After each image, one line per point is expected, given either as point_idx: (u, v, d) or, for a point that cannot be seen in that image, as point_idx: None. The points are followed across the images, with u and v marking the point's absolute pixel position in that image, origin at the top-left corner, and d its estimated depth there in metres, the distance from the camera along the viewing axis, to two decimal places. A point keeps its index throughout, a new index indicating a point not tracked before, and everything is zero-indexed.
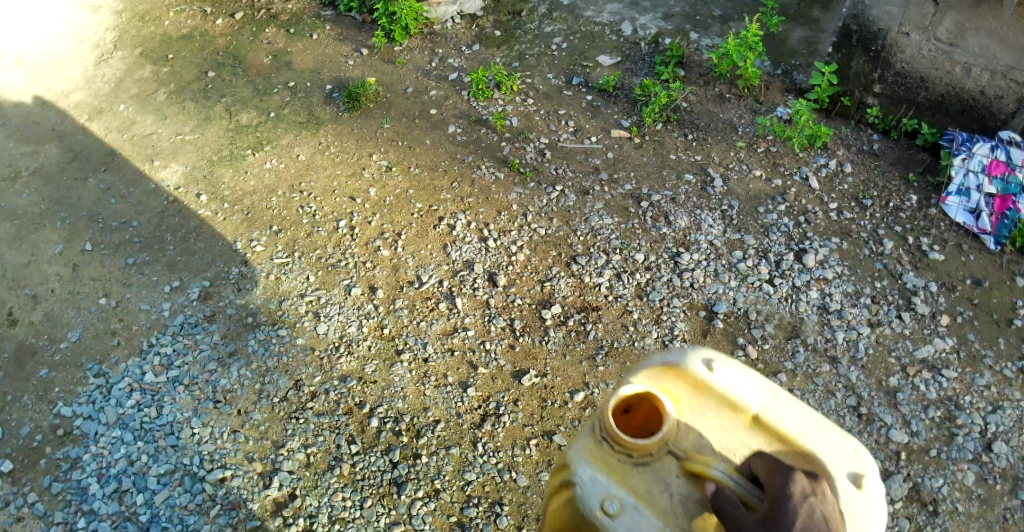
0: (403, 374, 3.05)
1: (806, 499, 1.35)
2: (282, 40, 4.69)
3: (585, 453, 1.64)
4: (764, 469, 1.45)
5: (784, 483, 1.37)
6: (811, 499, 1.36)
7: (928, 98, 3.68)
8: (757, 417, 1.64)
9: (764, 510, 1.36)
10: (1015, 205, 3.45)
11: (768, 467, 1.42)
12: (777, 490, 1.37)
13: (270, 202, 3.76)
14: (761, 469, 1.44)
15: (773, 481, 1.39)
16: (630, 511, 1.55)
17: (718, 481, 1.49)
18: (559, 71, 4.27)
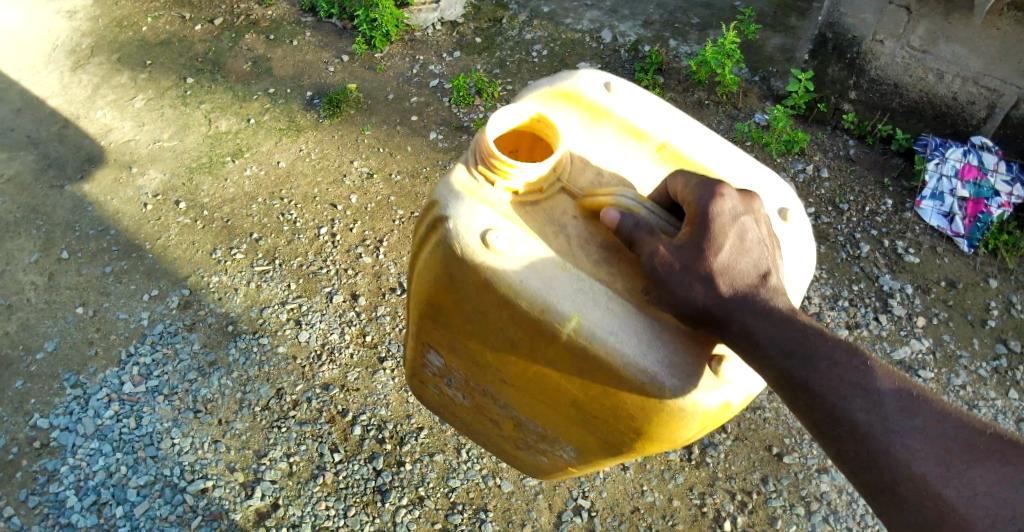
0: (386, 381, 3.04)
1: (735, 217, 1.37)
2: (262, 47, 4.66)
3: (472, 187, 1.52)
4: (684, 188, 1.46)
5: (706, 197, 1.39)
6: (741, 218, 1.38)
7: (902, 104, 3.75)
8: (664, 146, 1.73)
9: (684, 234, 1.35)
10: (987, 208, 3.55)
11: (690, 187, 1.44)
12: (701, 205, 1.38)
13: (250, 209, 3.73)
14: (685, 187, 1.45)
15: (693, 200, 1.40)
16: (515, 243, 1.45)
17: (626, 206, 1.47)
18: (540, 78, 4.28)
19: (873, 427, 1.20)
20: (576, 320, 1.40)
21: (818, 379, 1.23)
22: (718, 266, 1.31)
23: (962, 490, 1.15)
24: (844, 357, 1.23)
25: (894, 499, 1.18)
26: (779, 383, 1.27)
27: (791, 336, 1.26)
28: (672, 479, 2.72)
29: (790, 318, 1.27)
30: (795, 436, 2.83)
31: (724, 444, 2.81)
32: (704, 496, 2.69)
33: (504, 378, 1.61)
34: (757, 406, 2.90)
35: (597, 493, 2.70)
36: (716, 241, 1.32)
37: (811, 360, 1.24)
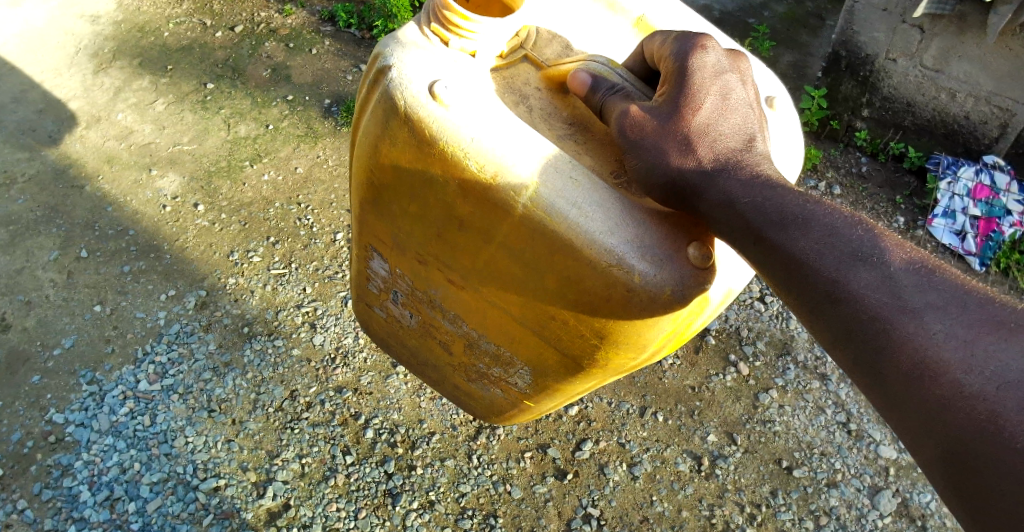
0: (398, 385, 3.07)
1: (718, 72, 1.30)
2: (282, 54, 4.74)
3: (421, 44, 1.42)
4: (660, 53, 1.41)
5: (683, 55, 1.33)
6: (724, 74, 1.31)
7: (914, 122, 3.79)
8: (639, 21, 1.72)
9: (664, 95, 1.30)
10: (999, 227, 3.63)
11: (665, 51, 1.38)
12: (677, 64, 1.33)
13: (267, 213, 3.79)
14: (661, 51, 1.39)
15: (669, 61, 1.35)
16: (473, 105, 1.35)
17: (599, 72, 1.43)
18: None
19: (879, 304, 1.05)
20: (536, 184, 1.30)
21: (810, 248, 1.10)
22: (690, 125, 1.24)
23: (983, 375, 0.97)
24: (846, 230, 1.10)
25: (900, 386, 1.03)
26: (766, 258, 1.15)
27: (780, 206, 1.15)
28: (681, 490, 2.74)
29: (774, 186, 1.18)
30: (805, 450, 2.84)
31: (733, 456, 2.82)
32: (714, 507, 2.70)
33: (457, 271, 1.49)
34: (767, 419, 2.92)
35: (607, 502, 2.71)
36: (687, 98, 1.27)
37: (802, 229, 1.12)
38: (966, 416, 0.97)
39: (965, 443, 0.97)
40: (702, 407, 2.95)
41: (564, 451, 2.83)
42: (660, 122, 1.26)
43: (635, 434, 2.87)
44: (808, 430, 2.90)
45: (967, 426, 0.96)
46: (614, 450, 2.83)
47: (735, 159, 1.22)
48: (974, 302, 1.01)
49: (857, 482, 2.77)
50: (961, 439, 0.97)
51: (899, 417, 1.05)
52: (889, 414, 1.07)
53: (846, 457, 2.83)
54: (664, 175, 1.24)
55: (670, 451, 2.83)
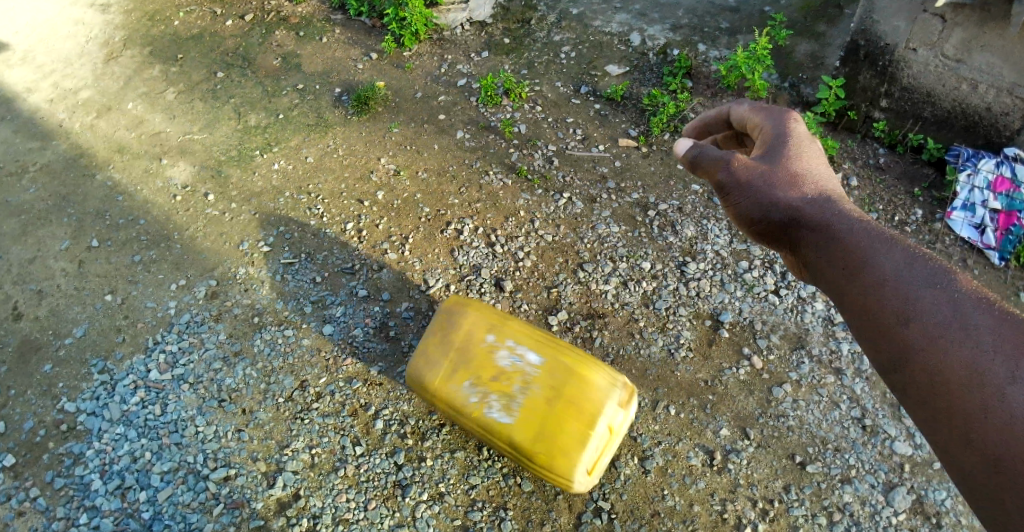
0: (409, 376, 3.03)
1: (805, 138, 1.88)
2: (292, 43, 4.71)
3: None
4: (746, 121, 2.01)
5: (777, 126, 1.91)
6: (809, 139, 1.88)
7: (934, 114, 3.73)
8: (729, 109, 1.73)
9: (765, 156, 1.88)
10: (1020, 220, 3.52)
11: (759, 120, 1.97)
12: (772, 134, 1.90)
13: (277, 203, 3.76)
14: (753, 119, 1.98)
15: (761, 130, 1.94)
16: None
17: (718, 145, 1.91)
18: (568, 79, 4.17)
19: (945, 324, 1.41)
20: None
21: (887, 274, 1.51)
22: (792, 173, 1.81)
23: (1018, 391, 1.31)
24: (918, 260, 1.50)
25: (947, 393, 1.38)
26: (856, 282, 1.55)
27: (865, 244, 1.58)
28: (693, 484, 2.69)
29: (863, 229, 1.63)
30: (818, 445, 2.81)
31: (746, 451, 2.78)
32: (725, 501, 2.66)
33: None
34: (781, 414, 2.87)
35: (617, 495, 2.67)
36: (787, 155, 1.84)
37: (882, 255, 1.54)
38: (992, 415, 1.32)
39: (986, 443, 1.33)
40: (715, 401, 2.90)
41: None
42: (770, 167, 1.83)
43: (647, 427, 2.82)
44: (822, 425, 2.86)
45: (997, 427, 1.31)
46: (626, 443, 2.78)
47: (832, 198, 1.74)
48: (1010, 330, 1.36)
49: (871, 479, 2.74)
50: (966, 430, 1.35)
51: (928, 413, 1.42)
52: (917, 416, 1.45)
53: (860, 454, 2.80)
54: (776, 210, 1.78)
55: (682, 445, 2.78)
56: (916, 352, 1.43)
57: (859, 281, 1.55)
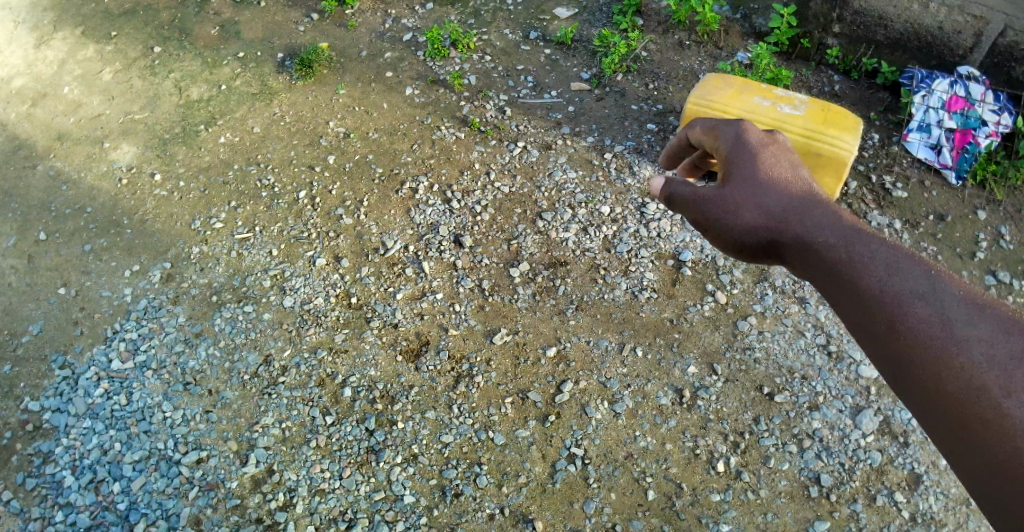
0: (373, 340, 2.96)
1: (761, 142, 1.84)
2: (229, 11, 4.52)
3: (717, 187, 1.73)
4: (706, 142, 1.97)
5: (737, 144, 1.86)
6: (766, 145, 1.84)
7: (887, 37, 3.72)
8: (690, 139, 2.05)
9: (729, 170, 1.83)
10: (975, 138, 3.55)
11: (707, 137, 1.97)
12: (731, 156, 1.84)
13: (227, 177, 3.64)
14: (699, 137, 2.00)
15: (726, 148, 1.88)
16: None
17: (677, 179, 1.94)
18: (516, 26, 4.05)
19: (936, 329, 1.30)
20: None
21: (878, 284, 1.40)
22: (769, 181, 1.74)
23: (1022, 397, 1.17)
24: (907, 265, 1.40)
25: (946, 402, 1.24)
26: (857, 301, 1.43)
27: (851, 255, 1.48)
28: (664, 423, 2.70)
29: (843, 235, 1.54)
30: (786, 375, 2.83)
31: (715, 386, 2.79)
32: (697, 438, 2.67)
33: None
34: (748, 347, 2.88)
35: (590, 441, 2.66)
36: (755, 166, 1.78)
37: (867, 264, 1.45)
38: (999, 426, 1.17)
39: (998, 458, 1.16)
40: (681, 339, 2.89)
41: (544, 395, 2.76)
42: (744, 190, 1.76)
43: (615, 371, 2.81)
44: (788, 355, 2.88)
45: (1005, 444, 1.16)
46: (595, 389, 2.77)
47: (811, 206, 1.65)
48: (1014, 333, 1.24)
49: (839, 404, 2.78)
50: (1002, 465, 1.15)
51: (934, 425, 1.28)
52: (931, 432, 1.29)
53: (827, 380, 2.83)
54: (755, 233, 1.71)
55: (651, 386, 2.78)
56: (910, 365, 1.31)
57: (838, 296, 1.48)
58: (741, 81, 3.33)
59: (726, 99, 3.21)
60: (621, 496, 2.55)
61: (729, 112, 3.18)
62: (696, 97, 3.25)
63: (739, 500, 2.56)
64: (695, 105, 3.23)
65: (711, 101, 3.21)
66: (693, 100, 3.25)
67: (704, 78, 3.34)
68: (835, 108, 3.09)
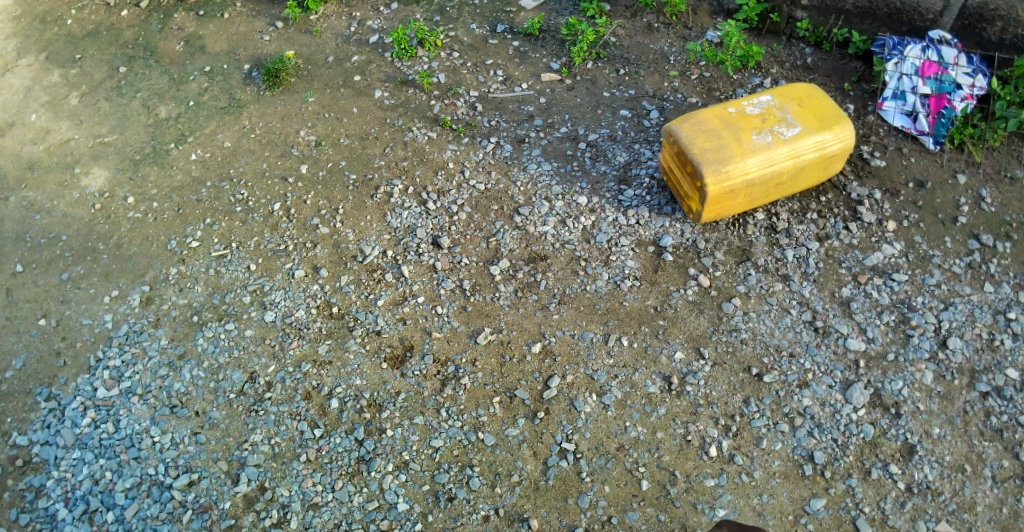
0: (357, 350, 2.92)
1: None
2: (193, 25, 4.47)
3: None
4: None
5: None
6: None
7: (856, 5, 3.70)
8: None
9: None
10: (950, 102, 3.52)
11: None
12: None
13: (200, 195, 3.60)
14: None
15: None
16: None
17: None
18: (483, 20, 4.01)
19: None
20: None
21: None
22: None
23: None
24: None
25: None
26: None
27: None
28: (654, 412, 2.68)
29: None
30: (773, 354, 2.81)
31: (702, 371, 2.76)
32: (688, 424, 2.65)
33: None
34: (733, 329, 2.86)
35: (580, 435, 2.64)
36: None
37: None
38: None
39: None
40: (666, 325, 2.87)
41: (532, 391, 2.74)
42: None
43: (602, 363, 2.78)
44: (774, 334, 2.86)
45: None
46: (583, 382, 2.74)
47: None
48: None
49: (829, 380, 2.78)
50: None
51: None
52: None
53: (815, 356, 2.83)
54: None
55: (639, 375, 2.75)
56: None
57: None
58: (717, 123, 2.86)
59: (737, 159, 2.78)
60: (615, 488, 2.53)
61: (751, 169, 2.79)
62: (711, 175, 2.78)
63: (733, 484, 2.54)
64: (719, 184, 2.78)
65: (727, 170, 2.77)
66: (713, 181, 2.77)
67: (689, 147, 2.81)
68: (809, 89, 2.94)
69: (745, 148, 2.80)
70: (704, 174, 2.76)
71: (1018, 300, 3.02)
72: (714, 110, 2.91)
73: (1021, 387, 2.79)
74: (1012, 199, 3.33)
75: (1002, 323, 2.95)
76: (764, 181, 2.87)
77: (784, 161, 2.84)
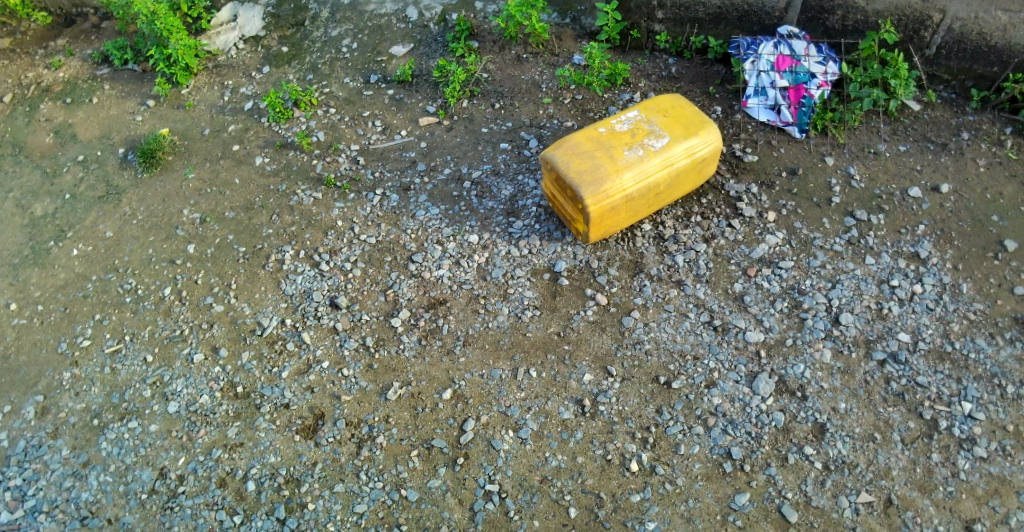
0: (267, 427, 2.83)
1: None
2: (60, 114, 4.26)
3: None
4: None
5: None
6: None
7: (708, 13, 3.88)
8: None
9: None
10: (808, 91, 3.71)
11: None
12: None
13: (86, 291, 3.40)
14: None
15: None
16: None
17: None
18: (355, 72, 4.02)
19: None
20: None
21: None
22: None
23: None
24: None
25: None
26: None
27: None
28: (571, 438, 2.70)
29: None
30: (678, 360, 2.89)
31: (613, 388, 2.81)
32: (606, 444, 2.68)
33: None
34: (636, 342, 2.92)
35: (503, 474, 2.63)
36: None
37: None
38: None
39: None
40: (572, 350, 2.90)
41: (449, 438, 2.72)
42: None
43: (513, 398, 2.79)
44: (676, 339, 2.94)
45: None
46: (497, 420, 2.74)
47: None
48: None
49: (734, 375, 2.86)
50: None
51: None
52: None
53: (718, 354, 2.91)
54: None
55: (551, 404, 2.77)
56: None
57: None
58: (590, 145, 2.90)
59: (613, 176, 2.82)
60: (544, 522, 2.53)
61: (628, 185, 2.85)
62: (591, 196, 2.81)
63: (659, 495, 2.58)
64: (599, 203, 2.82)
65: (605, 189, 2.81)
66: (594, 201, 2.80)
67: (566, 172, 2.84)
68: (672, 99, 3.04)
69: (619, 165, 2.85)
70: (584, 195, 2.79)
71: (898, 266, 3.19)
72: (585, 133, 2.96)
73: (913, 349, 2.94)
74: (878, 173, 3.53)
75: (887, 291, 3.11)
76: (643, 193, 2.92)
77: (659, 171, 2.91)
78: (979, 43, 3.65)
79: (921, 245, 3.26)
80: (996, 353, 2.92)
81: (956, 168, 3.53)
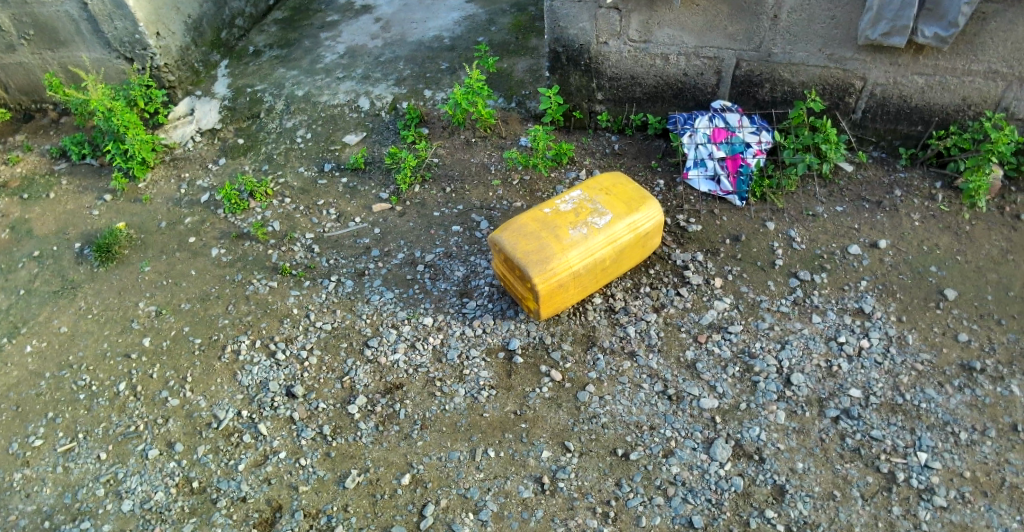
0: (224, 522, 2.76)
1: None
2: (17, 209, 4.26)
3: None
4: None
5: None
6: None
7: (644, 92, 4.13)
8: None
9: None
10: (744, 161, 3.91)
11: None
12: None
13: (39, 388, 3.33)
14: None
15: None
16: None
17: None
18: (310, 161, 4.14)
19: None
20: None
21: None
22: None
23: None
24: None
25: None
26: None
27: None
28: (531, 516, 2.69)
29: None
30: (635, 431, 2.93)
31: (571, 464, 2.83)
32: (567, 520, 2.68)
33: None
34: (592, 415, 2.97)
35: None
36: None
37: None
38: None
39: None
40: (529, 427, 2.94)
41: (409, 525, 2.69)
42: None
43: (472, 479, 2.80)
44: (632, 411, 2.99)
45: None
46: (457, 503, 2.73)
47: None
48: None
49: (691, 443, 2.90)
50: None
51: None
52: None
53: (673, 423, 2.96)
54: None
55: (511, 483, 2.78)
56: None
57: None
58: (536, 225, 3.01)
59: (559, 254, 2.93)
60: None
61: (573, 261, 2.95)
62: (538, 274, 2.90)
63: None
64: (547, 281, 2.91)
65: (552, 267, 2.91)
66: (541, 279, 2.90)
67: (513, 252, 2.94)
68: (613, 177, 3.18)
69: (564, 243, 2.95)
70: (531, 274, 2.89)
71: (844, 323, 3.31)
72: (531, 214, 3.07)
73: (865, 404, 3.02)
74: (818, 234, 3.69)
75: (836, 348, 3.21)
76: (589, 268, 3.02)
77: (603, 247, 3.02)
78: (901, 104, 3.87)
79: (864, 300, 3.39)
80: (946, 401, 3.01)
81: (891, 225, 3.71)
